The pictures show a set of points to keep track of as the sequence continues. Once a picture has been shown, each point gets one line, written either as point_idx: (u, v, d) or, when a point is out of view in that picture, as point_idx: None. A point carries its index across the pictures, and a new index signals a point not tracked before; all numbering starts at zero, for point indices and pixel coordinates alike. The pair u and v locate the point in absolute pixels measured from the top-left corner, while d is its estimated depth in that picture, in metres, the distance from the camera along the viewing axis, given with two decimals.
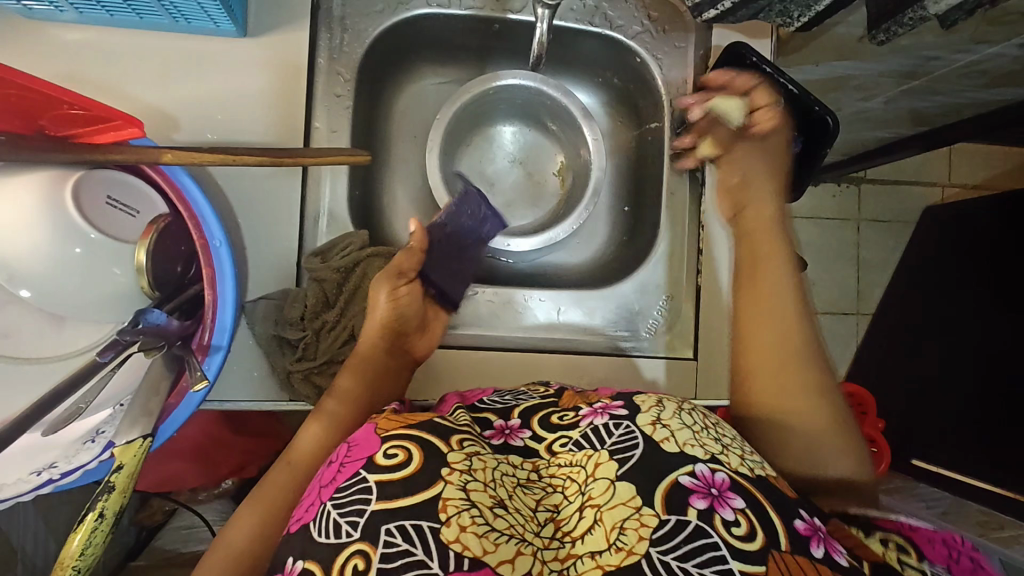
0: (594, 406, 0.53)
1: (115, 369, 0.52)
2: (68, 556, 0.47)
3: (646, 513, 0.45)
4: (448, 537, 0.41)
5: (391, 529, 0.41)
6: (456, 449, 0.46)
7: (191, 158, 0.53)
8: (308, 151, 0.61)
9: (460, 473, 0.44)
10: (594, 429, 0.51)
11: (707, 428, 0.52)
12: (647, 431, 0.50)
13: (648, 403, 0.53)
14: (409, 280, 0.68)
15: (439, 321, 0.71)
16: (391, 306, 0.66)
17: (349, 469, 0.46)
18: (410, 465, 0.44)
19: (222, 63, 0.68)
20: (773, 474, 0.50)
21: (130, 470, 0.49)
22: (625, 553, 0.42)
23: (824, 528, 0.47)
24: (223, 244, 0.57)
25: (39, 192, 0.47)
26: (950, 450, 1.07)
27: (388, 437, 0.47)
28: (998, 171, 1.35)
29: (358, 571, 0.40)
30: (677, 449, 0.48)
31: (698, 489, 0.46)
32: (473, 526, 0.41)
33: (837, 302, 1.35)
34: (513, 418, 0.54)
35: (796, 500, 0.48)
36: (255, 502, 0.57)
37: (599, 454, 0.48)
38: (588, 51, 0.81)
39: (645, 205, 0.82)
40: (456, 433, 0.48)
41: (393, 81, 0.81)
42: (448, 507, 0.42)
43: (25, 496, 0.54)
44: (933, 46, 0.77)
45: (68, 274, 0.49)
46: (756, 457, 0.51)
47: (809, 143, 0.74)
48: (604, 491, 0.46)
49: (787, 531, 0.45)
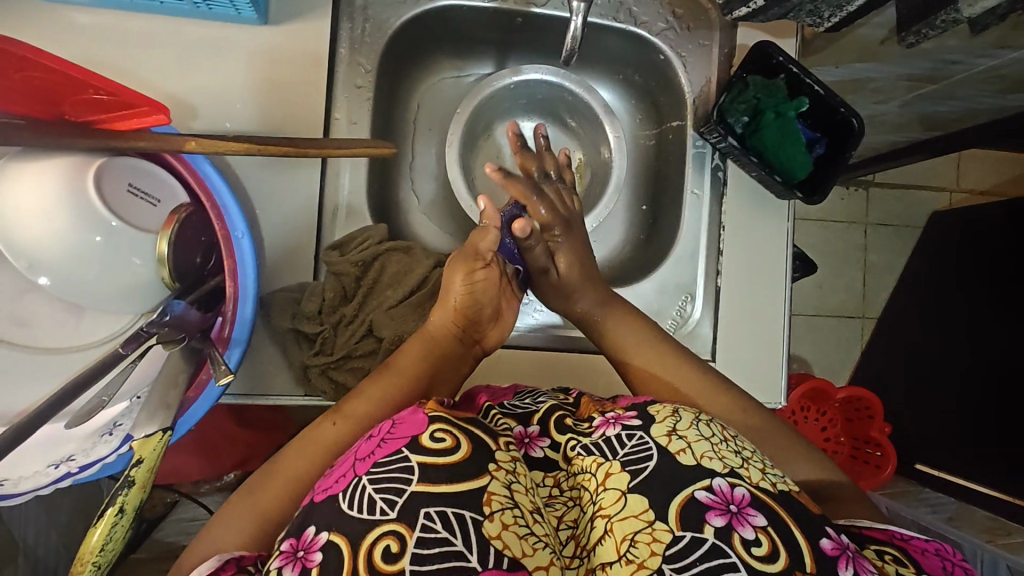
0: (607, 416, 0.52)
1: (134, 361, 0.52)
2: (87, 551, 0.46)
3: (659, 527, 0.44)
4: (491, 532, 0.41)
5: (430, 514, 0.41)
6: (503, 448, 0.47)
7: (215, 146, 0.53)
8: (331, 143, 0.59)
9: (506, 472, 0.45)
10: (606, 438, 0.49)
11: (725, 441, 0.50)
12: (663, 443, 0.48)
13: (662, 412, 0.51)
14: (486, 263, 0.64)
15: (510, 306, 0.69)
16: (466, 291, 0.63)
17: (391, 444, 0.45)
18: (459, 452, 0.44)
19: (240, 51, 0.66)
20: (796, 488, 0.48)
21: (149, 464, 0.48)
22: (635, 566, 0.42)
23: (853, 546, 0.45)
24: (245, 235, 0.57)
25: (61, 178, 0.46)
26: (955, 456, 1.06)
27: (435, 417, 0.47)
28: (1007, 177, 1.35)
29: (390, 552, 0.40)
30: (694, 462, 0.47)
31: (715, 505, 0.44)
32: (516, 525, 0.42)
33: (843, 305, 1.35)
34: (531, 426, 0.54)
35: (821, 516, 0.46)
36: (244, 503, 0.51)
37: (611, 464, 0.47)
38: (610, 46, 0.80)
39: (663, 205, 0.81)
40: (501, 435, 0.49)
41: (412, 73, 0.80)
42: (492, 502, 0.42)
43: (45, 489, 0.53)
44: (956, 49, 0.76)
45: (89, 263, 0.48)
46: (777, 471, 0.49)
47: (833, 145, 0.72)
48: (614, 502, 0.45)
49: (812, 550, 0.43)
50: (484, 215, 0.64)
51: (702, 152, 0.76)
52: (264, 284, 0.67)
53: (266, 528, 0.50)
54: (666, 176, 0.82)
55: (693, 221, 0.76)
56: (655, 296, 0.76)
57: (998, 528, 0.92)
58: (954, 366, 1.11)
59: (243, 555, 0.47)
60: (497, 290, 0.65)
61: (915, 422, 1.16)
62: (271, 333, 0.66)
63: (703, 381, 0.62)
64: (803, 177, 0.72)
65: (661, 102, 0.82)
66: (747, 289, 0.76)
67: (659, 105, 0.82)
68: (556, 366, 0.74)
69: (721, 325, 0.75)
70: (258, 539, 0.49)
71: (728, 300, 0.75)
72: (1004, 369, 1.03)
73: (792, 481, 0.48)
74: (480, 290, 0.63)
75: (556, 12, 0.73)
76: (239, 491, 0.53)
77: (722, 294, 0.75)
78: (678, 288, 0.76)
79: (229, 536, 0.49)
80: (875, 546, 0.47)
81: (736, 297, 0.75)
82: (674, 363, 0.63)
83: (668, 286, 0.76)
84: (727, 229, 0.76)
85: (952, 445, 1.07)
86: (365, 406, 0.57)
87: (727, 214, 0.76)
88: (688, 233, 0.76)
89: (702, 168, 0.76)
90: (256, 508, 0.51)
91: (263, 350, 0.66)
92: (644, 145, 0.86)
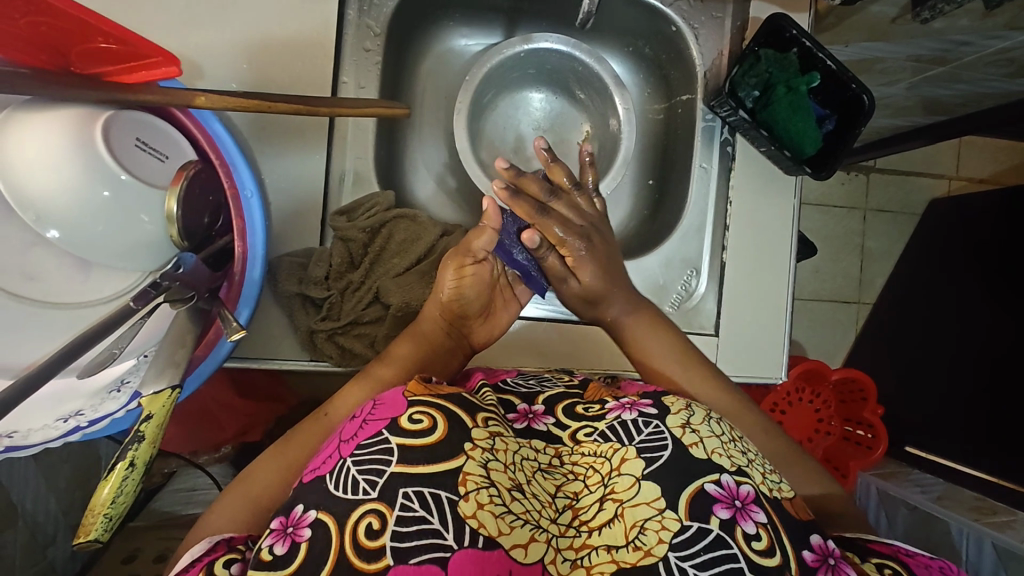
0: (621, 401, 0.52)
1: (144, 318, 0.51)
2: (98, 504, 0.46)
3: (668, 516, 0.44)
4: (466, 512, 0.41)
5: (408, 493, 0.41)
6: (480, 425, 0.46)
7: (224, 102, 0.51)
8: (340, 103, 0.57)
9: (482, 451, 0.44)
10: (622, 423, 0.50)
11: (734, 440, 0.51)
12: (677, 434, 0.48)
13: (676, 405, 0.52)
14: (478, 259, 0.62)
15: (506, 310, 0.68)
16: (456, 285, 0.62)
17: (372, 426, 0.45)
18: (435, 433, 0.44)
19: (246, 11, 0.65)
20: (789, 496, 0.50)
21: (158, 420, 0.49)
22: (642, 553, 0.43)
23: (836, 552, 0.47)
24: (254, 195, 0.58)
25: (69, 130, 0.45)
26: (942, 440, 1.08)
27: (415, 400, 0.46)
28: (1007, 166, 1.35)
29: (372, 529, 0.40)
30: (705, 455, 0.47)
31: (722, 499, 0.45)
32: (491, 504, 0.42)
33: (839, 290, 1.35)
34: (537, 404, 0.55)
35: (808, 524, 0.48)
36: (236, 491, 0.52)
37: (626, 449, 0.48)
38: (622, 16, 0.79)
39: (670, 178, 0.81)
40: (481, 411, 0.48)
41: (419, 41, 0.78)
42: (467, 482, 0.42)
43: (53, 442, 0.53)
44: (967, 30, 0.75)
45: (97, 219, 0.47)
46: (775, 477, 0.50)
47: (843, 122, 0.72)
48: (627, 487, 0.46)
49: (798, 558, 0.45)
50: (485, 215, 0.60)
51: (711, 126, 0.77)
52: (271, 248, 0.67)
53: (258, 512, 0.51)
54: (673, 153, 0.81)
55: (700, 196, 0.76)
56: (661, 271, 0.76)
57: (984, 507, 0.92)
58: (945, 352, 1.12)
59: (234, 535, 0.48)
60: (488, 285, 0.64)
61: (902, 407, 1.17)
62: (278, 298, 0.65)
63: (698, 364, 0.63)
64: (812, 153, 0.72)
65: (670, 75, 0.82)
66: (748, 263, 0.76)
67: (669, 79, 0.82)
68: (562, 346, 0.73)
69: (729, 305, 0.75)
70: (250, 521, 0.50)
71: (732, 278, 0.76)
72: (994, 359, 1.03)
73: (786, 489, 0.50)
74: (470, 283, 0.62)
75: (564, 44, 0.75)
76: (234, 481, 0.54)
77: (727, 269, 0.75)
78: (685, 262, 0.76)
79: (220, 521, 0.50)
80: (876, 559, 0.49)
81: (741, 280, 0.76)
82: (676, 342, 0.64)
83: (674, 260, 0.76)
84: (734, 204, 0.76)
85: (939, 430, 1.09)
86: (393, 372, 0.59)
87: (734, 189, 0.76)
88: (694, 208, 0.76)
89: (711, 142, 0.77)
90: (249, 496, 0.52)
91: (270, 314, 0.66)
92: (652, 120, 0.85)
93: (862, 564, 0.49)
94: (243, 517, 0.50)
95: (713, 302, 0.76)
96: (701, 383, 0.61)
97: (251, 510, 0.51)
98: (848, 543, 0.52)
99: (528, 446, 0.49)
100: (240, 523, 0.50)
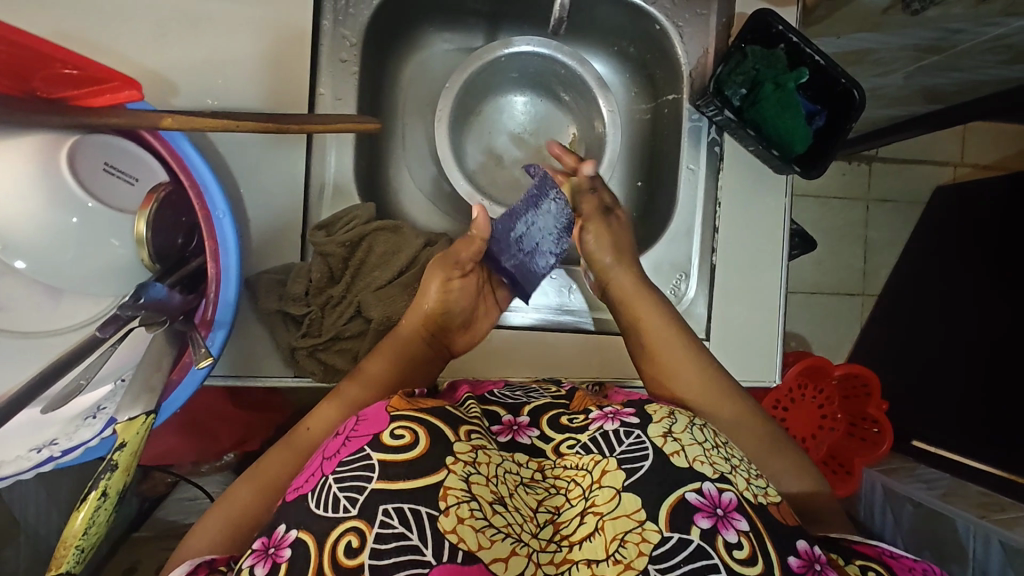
0: (605, 411, 0.51)
1: (115, 343, 0.51)
2: (71, 535, 0.45)
3: (649, 527, 0.43)
4: (445, 527, 0.40)
5: (389, 510, 0.41)
6: (463, 438, 0.45)
7: (191, 122, 0.50)
8: (312, 118, 0.56)
9: (464, 464, 0.44)
10: (603, 434, 0.49)
11: (718, 447, 0.50)
12: (658, 444, 0.47)
13: (659, 413, 0.51)
14: (464, 272, 0.64)
15: (486, 318, 0.67)
16: (441, 297, 0.62)
17: (354, 443, 0.44)
18: (415, 448, 0.43)
19: (219, 26, 0.64)
20: (775, 500, 0.48)
21: (133, 448, 0.48)
22: (622, 567, 0.42)
23: (823, 558, 0.45)
24: (225, 215, 0.57)
25: (31, 157, 0.44)
26: (947, 434, 1.06)
27: (397, 415, 0.46)
28: (1011, 151, 1.32)
29: (351, 547, 0.40)
30: (686, 464, 0.46)
31: (704, 508, 0.44)
32: (472, 518, 0.41)
33: (843, 283, 1.33)
34: (522, 416, 0.54)
35: (794, 529, 0.47)
36: (216, 515, 0.51)
37: (607, 461, 0.47)
38: (604, 16, 0.77)
39: (659, 180, 0.80)
40: (464, 423, 0.47)
41: (400, 47, 0.77)
42: (448, 496, 0.42)
43: (24, 474, 0.52)
44: (962, 17, 0.72)
45: (67, 246, 0.47)
46: (762, 482, 0.49)
47: (834, 117, 0.70)
48: (608, 500, 0.45)
49: (781, 563, 0.44)
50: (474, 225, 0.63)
51: (698, 126, 0.75)
52: (250, 266, 0.66)
53: (238, 535, 0.51)
54: (661, 153, 0.80)
55: (689, 198, 0.75)
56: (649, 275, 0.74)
57: (991, 503, 0.91)
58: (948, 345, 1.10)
59: (215, 557, 0.47)
60: (472, 299, 0.64)
61: (907, 399, 1.15)
62: (259, 314, 0.65)
63: (693, 350, 0.61)
64: (802, 151, 0.70)
65: (656, 74, 0.80)
66: (738, 263, 0.74)
67: (654, 78, 0.80)
68: (553, 352, 0.72)
69: (721, 306, 0.74)
70: (234, 541, 0.50)
71: (723, 279, 0.74)
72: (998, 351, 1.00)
73: (773, 493, 0.49)
74: (456, 296, 0.63)
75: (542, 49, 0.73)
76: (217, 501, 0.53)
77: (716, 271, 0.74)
78: (674, 265, 0.75)
79: (198, 541, 0.50)
80: (861, 561, 0.47)
81: (732, 279, 0.74)
82: (672, 326, 0.63)
83: (662, 265, 0.75)
84: (723, 205, 0.74)
85: (942, 424, 1.07)
86: (367, 391, 0.58)
87: (723, 187, 0.75)
88: (683, 210, 0.75)
89: (699, 142, 0.75)
90: (230, 518, 0.51)
91: (252, 331, 0.65)
92: (639, 120, 0.84)
93: (847, 567, 0.47)
94: (224, 540, 0.50)
95: (705, 304, 0.74)
96: (694, 370, 0.59)
97: (235, 528, 0.51)
98: (835, 544, 0.50)
99: (510, 460, 0.48)
100: (222, 545, 0.50)
